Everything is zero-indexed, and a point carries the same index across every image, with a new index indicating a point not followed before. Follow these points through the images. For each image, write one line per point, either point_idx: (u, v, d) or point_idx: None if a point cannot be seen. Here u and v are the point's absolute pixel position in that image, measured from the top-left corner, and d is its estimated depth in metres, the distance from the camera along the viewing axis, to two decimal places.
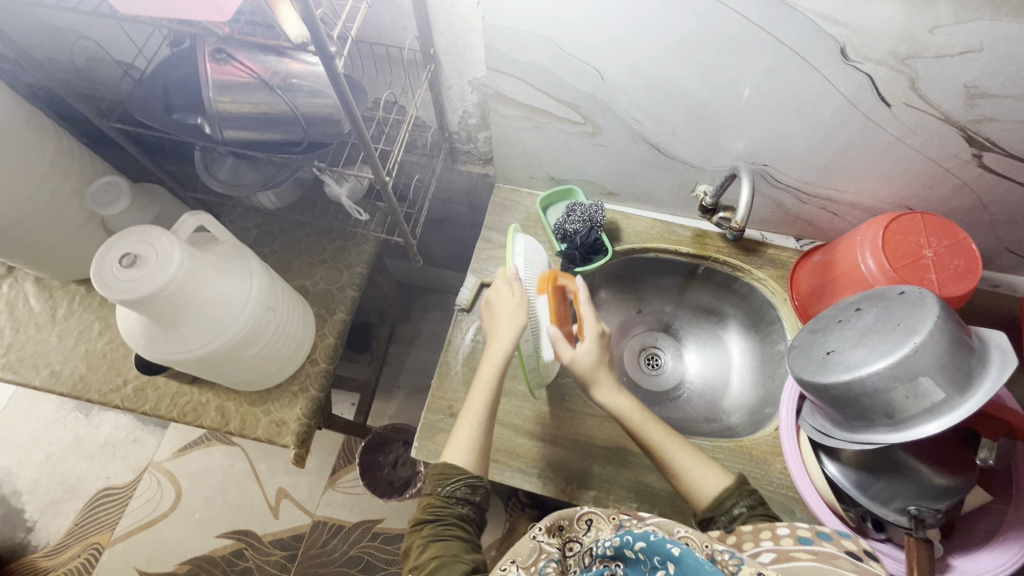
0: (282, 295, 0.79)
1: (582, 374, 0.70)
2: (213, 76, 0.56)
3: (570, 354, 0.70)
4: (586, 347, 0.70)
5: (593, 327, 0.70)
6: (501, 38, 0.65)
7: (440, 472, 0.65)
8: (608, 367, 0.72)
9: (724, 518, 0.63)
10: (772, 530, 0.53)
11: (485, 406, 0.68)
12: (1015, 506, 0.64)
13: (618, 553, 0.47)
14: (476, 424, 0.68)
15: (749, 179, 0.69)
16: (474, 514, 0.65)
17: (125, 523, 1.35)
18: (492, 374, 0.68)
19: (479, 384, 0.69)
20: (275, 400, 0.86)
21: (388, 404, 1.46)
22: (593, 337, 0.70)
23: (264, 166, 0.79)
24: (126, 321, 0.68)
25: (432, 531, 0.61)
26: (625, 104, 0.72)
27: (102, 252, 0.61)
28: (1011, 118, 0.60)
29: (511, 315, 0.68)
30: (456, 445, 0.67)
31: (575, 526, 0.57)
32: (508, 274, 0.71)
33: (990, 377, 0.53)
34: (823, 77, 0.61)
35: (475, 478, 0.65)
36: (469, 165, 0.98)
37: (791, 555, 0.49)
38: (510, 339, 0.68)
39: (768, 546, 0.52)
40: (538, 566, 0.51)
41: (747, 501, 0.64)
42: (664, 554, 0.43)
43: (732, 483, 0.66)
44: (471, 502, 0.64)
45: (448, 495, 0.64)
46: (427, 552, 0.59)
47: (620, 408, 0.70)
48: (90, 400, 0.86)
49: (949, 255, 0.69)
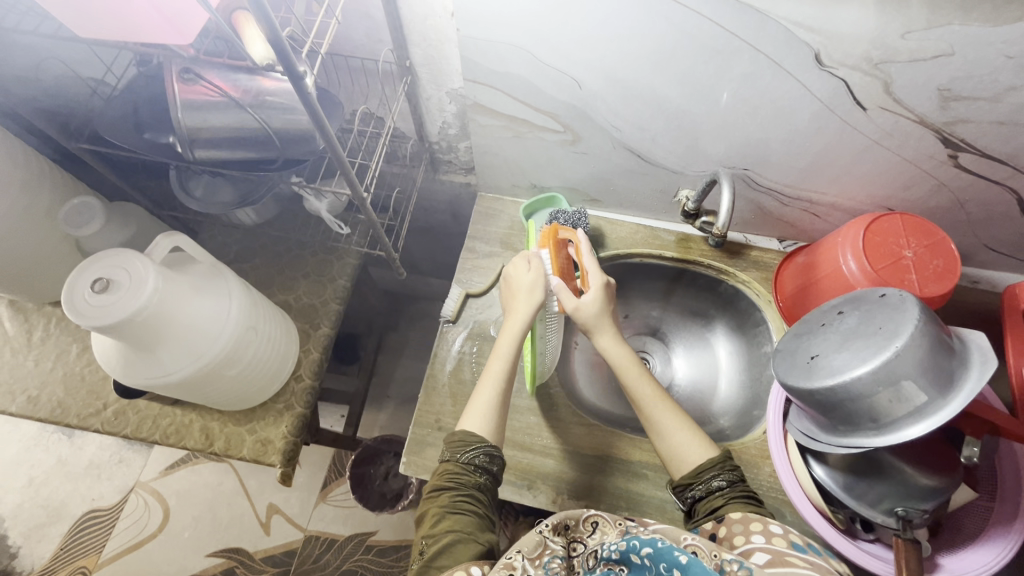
0: (263, 313, 0.77)
1: (586, 323, 0.73)
2: (180, 95, 0.56)
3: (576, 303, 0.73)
4: (591, 295, 0.73)
5: (596, 277, 0.74)
6: (477, 49, 0.65)
7: (460, 438, 0.66)
8: (609, 318, 0.75)
9: (701, 487, 0.63)
10: (764, 525, 0.55)
11: (504, 373, 0.70)
12: (999, 502, 0.65)
13: (624, 557, 0.49)
14: (494, 393, 0.69)
15: (729, 184, 0.69)
16: (490, 485, 0.64)
17: (112, 545, 1.33)
18: (511, 345, 0.70)
19: (496, 354, 0.71)
20: (260, 419, 0.84)
21: (378, 415, 1.45)
22: (597, 286, 0.74)
23: (240, 182, 0.77)
24: (101, 346, 0.66)
25: (448, 500, 0.61)
26: (604, 113, 0.71)
27: (73, 276, 0.60)
28: (984, 120, 0.60)
29: (529, 293, 0.71)
30: (473, 413, 0.68)
31: (581, 526, 0.57)
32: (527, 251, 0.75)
33: (971, 379, 0.54)
34: (799, 82, 0.61)
35: (492, 447, 0.65)
36: (451, 174, 0.98)
37: (786, 560, 0.49)
38: (525, 315, 0.70)
39: (761, 544, 0.53)
40: (543, 561, 0.50)
41: (727, 475, 0.63)
42: (671, 561, 0.46)
43: (711, 455, 0.66)
44: (489, 472, 0.64)
45: (468, 462, 0.64)
46: (443, 523, 0.58)
47: (619, 360, 0.73)
48: (69, 425, 0.84)
49: (929, 255, 0.70)
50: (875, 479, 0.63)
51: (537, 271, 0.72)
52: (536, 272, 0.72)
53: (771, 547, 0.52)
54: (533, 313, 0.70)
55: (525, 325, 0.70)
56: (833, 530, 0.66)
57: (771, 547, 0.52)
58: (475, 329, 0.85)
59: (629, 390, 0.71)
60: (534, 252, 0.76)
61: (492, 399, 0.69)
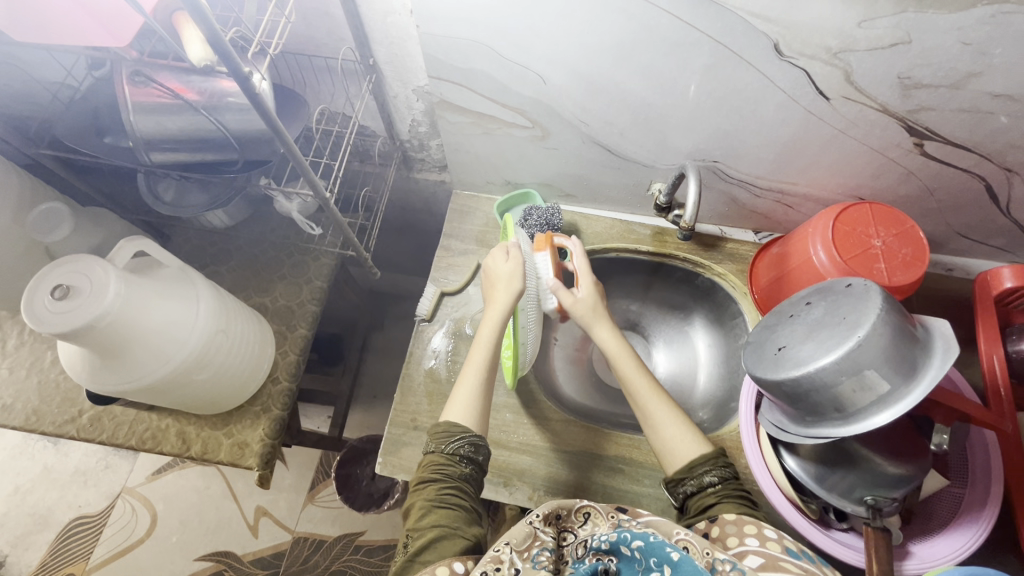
0: (234, 316, 0.77)
1: (583, 317, 0.75)
2: (131, 98, 0.55)
3: (572, 299, 0.75)
4: (585, 292, 0.76)
5: (586, 275, 0.77)
6: (439, 46, 0.64)
7: (444, 429, 0.65)
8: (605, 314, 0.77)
9: (692, 482, 0.63)
10: (759, 529, 0.54)
11: (482, 366, 0.70)
12: (970, 488, 0.66)
13: (613, 548, 0.48)
14: (475, 388, 0.68)
15: (696, 177, 0.69)
16: (475, 475, 0.64)
17: (100, 551, 1.33)
18: (491, 335, 0.70)
19: (478, 344, 0.70)
20: (237, 423, 0.84)
21: (365, 415, 1.45)
22: (587, 285, 0.76)
23: (210, 186, 0.76)
24: (67, 352, 0.66)
25: (434, 493, 0.60)
26: (571, 108, 0.71)
27: (33, 284, 0.60)
28: (946, 107, 0.60)
29: (507, 282, 0.72)
30: (456, 405, 0.68)
31: (572, 517, 0.56)
32: (507, 243, 0.76)
33: (934, 367, 0.54)
34: (761, 73, 0.61)
35: (476, 436, 0.65)
36: (425, 172, 0.97)
37: (779, 564, 0.49)
38: (505, 305, 0.70)
39: (755, 547, 0.53)
40: (531, 553, 0.50)
41: (719, 471, 0.63)
42: (661, 556, 0.46)
43: (705, 452, 0.66)
44: (474, 462, 0.64)
45: (452, 453, 0.64)
46: (429, 517, 0.58)
47: (613, 350, 0.73)
48: (44, 433, 0.83)
49: (897, 244, 0.70)
50: (846, 468, 0.63)
51: (515, 260, 0.73)
52: (513, 262, 0.73)
53: (765, 551, 0.52)
54: (513, 301, 0.71)
55: (506, 313, 0.70)
56: (805, 520, 0.66)
57: (765, 551, 0.52)
58: (451, 327, 0.85)
59: (623, 378, 0.71)
60: (511, 242, 0.77)
61: (476, 385, 0.69)
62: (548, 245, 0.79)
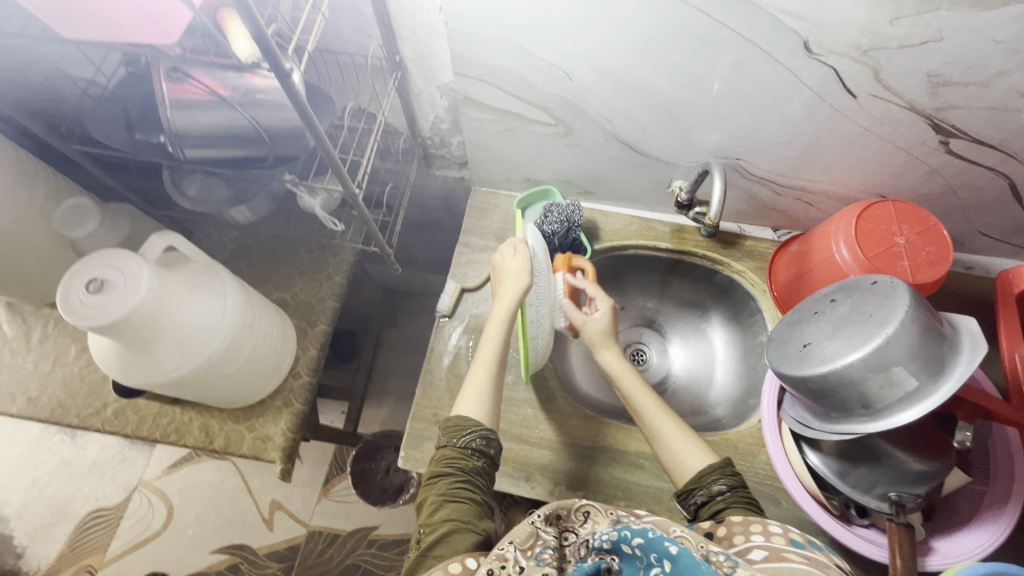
0: (259, 312, 0.78)
1: (593, 341, 0.77)
2: (169, 95, 0.56)
3: (585, 321, 0.78)
4: (600, 314, 0.78)
5: (605, 299, 0.79)
6: (466, 44, 0.65)
7: (456, 423, 0.66)
8: (616, 339, 0.79)
9: (702, 492, 0.63)
10: (765, 525, 0.54)
11: (494, 357, 0.71)
12: (993, 485, 0.66)
13: (615, 547, 0.48)
14: (487, 377, 0.70)
15: (721, 174, 0.69)
16: (487, 468, 0.65)
17: (117, 544, 1.34)
18: (501, 326, 0.72)
19: (486, 338, 0.72)
20: (259, 416, 0.85)
21: (379, 410, 1.45)
22: (605, 308, 0.78)
23: (235, 180, 0.77)
24: (98, 345, 0.67)
25: (446, 487, 0.61)
26: (595, 105, 0.71)
27: (68, 276, 0.61)
28: (974, 105, 0.60)
29: (516, 276, 0.73)
30: (467, 399, 0.69)
31: (572, 516, 0.54)
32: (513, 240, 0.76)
33: (962, 363, 0.54)
34: (789, 70, 0.61)
35: (488, 430, 0.66)
36: (445, 169, 0.98)
37: (783, 555, 0.49)
38: (513, 299, 0.72)
39: (760, 542, 0.52)
40: (533, 552, 0.49)
41: (728, 480, 0.63)
42: (660, 551, 0.45)
43: (714, 462, 0.65)
44: (486, 455, 0.64)
45: (465, 446, 0.64)
46: (441, 512, 0.58)
47: (621, 372, 0.75)
48: (69, 426, 0.84)
49: (921, 242, 0.70)
50: (870, 464, 0.64)
51: (523, 255, 0.74)
52: (521, 257, 0.74)
53: (770, 544, 0.51)
54: (521, 295, 0.72)
55: (514, 308, 0.71)
56: (827, 516, 0.67)
57: (769, 545, 0.51)
58: (471, 324, 0.85)
59: (631, 400, 0.73)
60: (519, 236, 0.77)
61: (484, 380, 0.70)
62: (564, 269, 0.81)
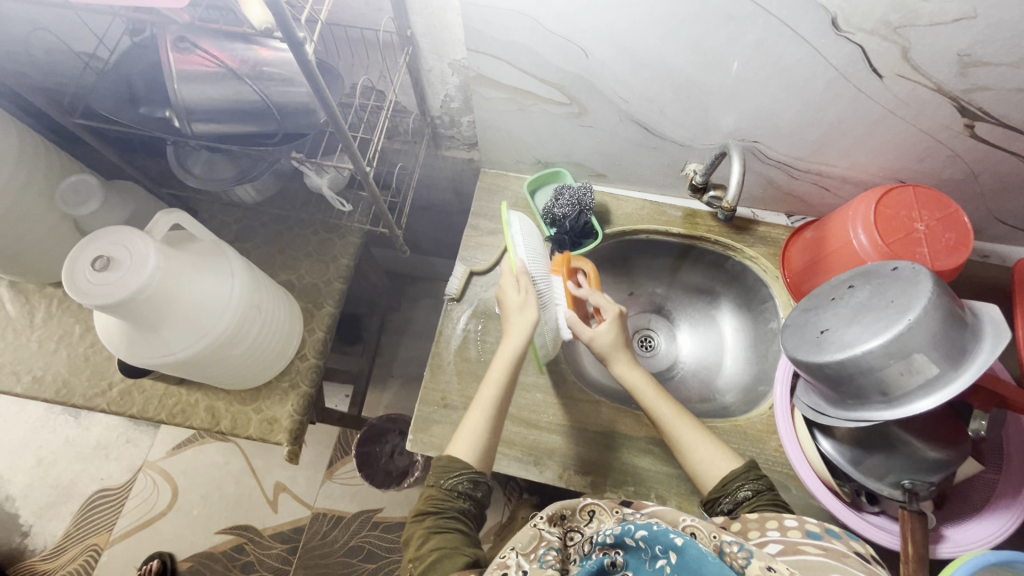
0: (266, 292, 0.77)
1: (601, 352, 0.74)
2: (176, 66, 0.55)
3: (591, 332, 0.73)
4: (607, 326, 0.74)
5: (612, 308, 0.75)
6: (480, 18, 0.63)
7: (446, 464, 0.65)
8: (624, 347, 0.75)
9: (728, 499, 0.63)
10: (779, 521, 0.54)
11: (494, 401, 0.69)
12: (1005, 475, 0.65)
13: (619, 541, 0.47)
14: (483, 421, 0.68)
15: (739, 156, 0.68)
16: (474, 509, 0.64)
17: (122, 523, 1.35)
18: (505, 368, 0.70)
19: (489, 379, 0.70)
20: (265, 398, 0.84)
21: (383, 394, 1.45)
22: (613, 318, 0.75)
23: (240, 159, 0.74)
24: (104, 325, 0.66)
25: (433, 522, 0.60)
26: (612, 84, 0.70)
27: (76, 252, 0.59)
28: (1004, 87, 0.59)
29: (519, 314, 0.69)
30: (461, 438, 0.67)
31: (576, 516, 0.55)
32: (515, 269, 0.69)
33: (984, 351, 0.53)
34: (813, 49, 0.59)
35: (477, 473, 0.64)
36: (454, 150, 0.96)
37: (799, 548, 0.49)
38: (518, 340, 0.69)
39: (776, 536, 0.52)
40: (537, 554, 0.49)
41: (752, 485, 0.63)
42: (666, 543, 0.44)
43: (736, 467, 0.66)
44: (473, 497, 0.64)
45: (451, 488, 0.63)
46: (429, 542, 0.58)
47: (633, 382, 0.73)
48: (75, 405, 0.84)
49: (941, 228, 0.68)
50: (885, 453, 0.63)
51: (525, 290, 0.69)
52: (524, 292, 0.69)
53: (785, 538, 0.51)
54: (528, 335, 0.69)
55: (521, 347, 0.69)
56: (839, 503, 0.66)
57: (784, 537, 0.51)
58: (480, 308, 0.84)
59: (646, 408, 0.72)
60: (518, 262, 0.69)
61: (481, 422, 0.68)
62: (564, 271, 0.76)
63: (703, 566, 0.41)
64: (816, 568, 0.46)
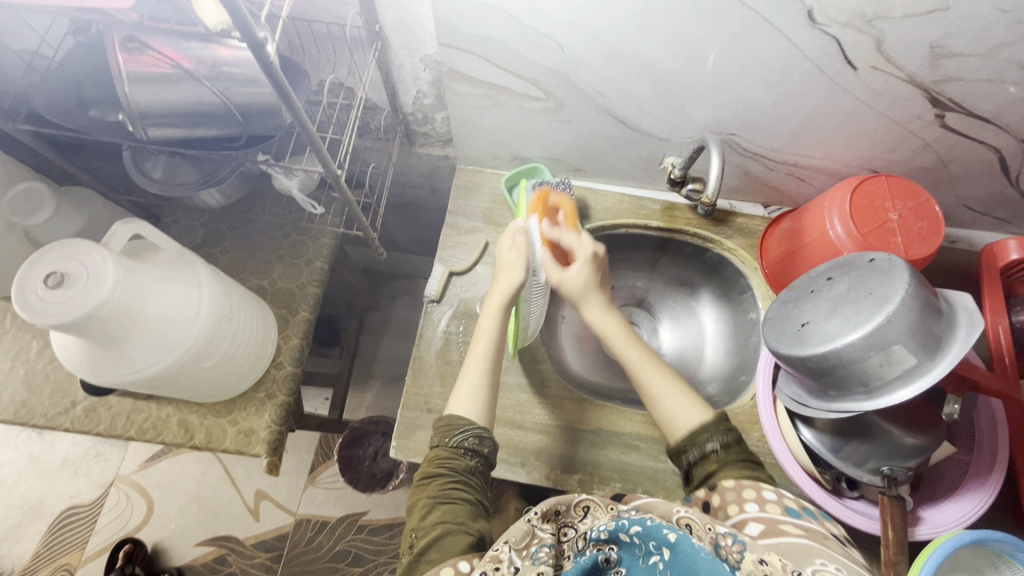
0: (237, 301, 0.74)
1: (572, 295, 0.71)
2: (124, 68, 0.51)
3: (560, 276, 0.70)
4: (577, 268, 0.70)
5: (585, 249, 0.71)
6: (452, 11, 0.60)
7: (447, 423, 0.64)
8: (598, 288, 0.72)
9: (695, 451, 0.62)
10: (757, 492, 0.55)
11: (486, 358, 0.68)
12: (976, 456, 0.68)
13: (613, 536, 0.47)
14: (480, 379, 0.67)
15: (719, 150, 0.67)
16: (482, 467, 0.63)
17: (95, 540, 1.30)
18: (494, 323, 0.70)
19: (479, 337, 0.70)
20: (241, 409, 0.81)
21: (364, 396, 1.43)
22: (585, 259, 0.70)
23: (203, 162, 0.71)
24: (63, 343, 0.63)
25: (438, 489, 0.59)
26: (588, 78, 0.68)
27: (25, 271, 0.56)
28: (972, 78, 0.60)
29: (508, 270, 0.70)
30: (460, 400, 0.66)
31: (571, 511, 0.54)
32: (513, 224, 0.73)
33: (959, 340, 0.54)
34: (790, 41, 0.59)
35: (482, 428, 0.64)
36: (428, 147, 0.94)
37: (781, 528, 0.51)
38: (508, 289, 0.70)
39: (754, 513, 0.54)
40: (529, 551, 0.48)
41: (720, 438, 0.61)
42: (659, 539, 0.44)
43: (709, 417, 0.64)
44: (480, 454, 0.63)
45: (457, 446, 0.62)
46: (432, 515, 0.57)
47: (605, 327, 0.71)
48: (36, 426, 0.79)
49: (913, 217, 0.69)
50: (862, 440, 0.64)
51: (518, 249, 0.71)
52: (517, 250, 0.71)
53: (765, 515, 0.53)
54: (512, 291, 0.69)
55: (506, 300, 0.70)
56: (821, 491, 0.67)
57: (765, 515, 0.53)
58: (460, 308, 0.83)
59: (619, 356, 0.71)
60: (518, 222, 0.73)
61: (478, 383, 0.67)
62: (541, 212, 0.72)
63: (696, 561, 0.41)
64: (801, 552, 0.47)
